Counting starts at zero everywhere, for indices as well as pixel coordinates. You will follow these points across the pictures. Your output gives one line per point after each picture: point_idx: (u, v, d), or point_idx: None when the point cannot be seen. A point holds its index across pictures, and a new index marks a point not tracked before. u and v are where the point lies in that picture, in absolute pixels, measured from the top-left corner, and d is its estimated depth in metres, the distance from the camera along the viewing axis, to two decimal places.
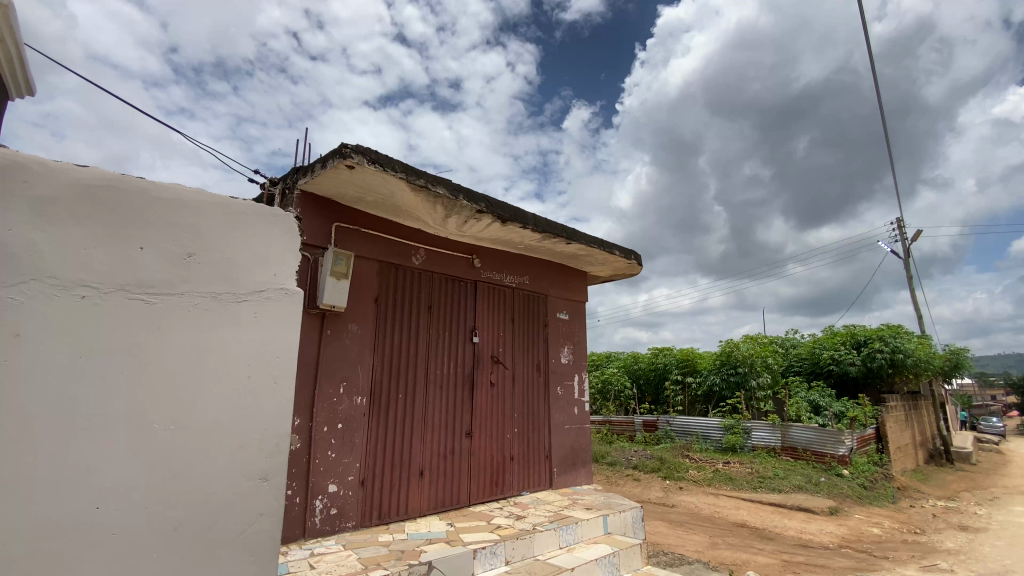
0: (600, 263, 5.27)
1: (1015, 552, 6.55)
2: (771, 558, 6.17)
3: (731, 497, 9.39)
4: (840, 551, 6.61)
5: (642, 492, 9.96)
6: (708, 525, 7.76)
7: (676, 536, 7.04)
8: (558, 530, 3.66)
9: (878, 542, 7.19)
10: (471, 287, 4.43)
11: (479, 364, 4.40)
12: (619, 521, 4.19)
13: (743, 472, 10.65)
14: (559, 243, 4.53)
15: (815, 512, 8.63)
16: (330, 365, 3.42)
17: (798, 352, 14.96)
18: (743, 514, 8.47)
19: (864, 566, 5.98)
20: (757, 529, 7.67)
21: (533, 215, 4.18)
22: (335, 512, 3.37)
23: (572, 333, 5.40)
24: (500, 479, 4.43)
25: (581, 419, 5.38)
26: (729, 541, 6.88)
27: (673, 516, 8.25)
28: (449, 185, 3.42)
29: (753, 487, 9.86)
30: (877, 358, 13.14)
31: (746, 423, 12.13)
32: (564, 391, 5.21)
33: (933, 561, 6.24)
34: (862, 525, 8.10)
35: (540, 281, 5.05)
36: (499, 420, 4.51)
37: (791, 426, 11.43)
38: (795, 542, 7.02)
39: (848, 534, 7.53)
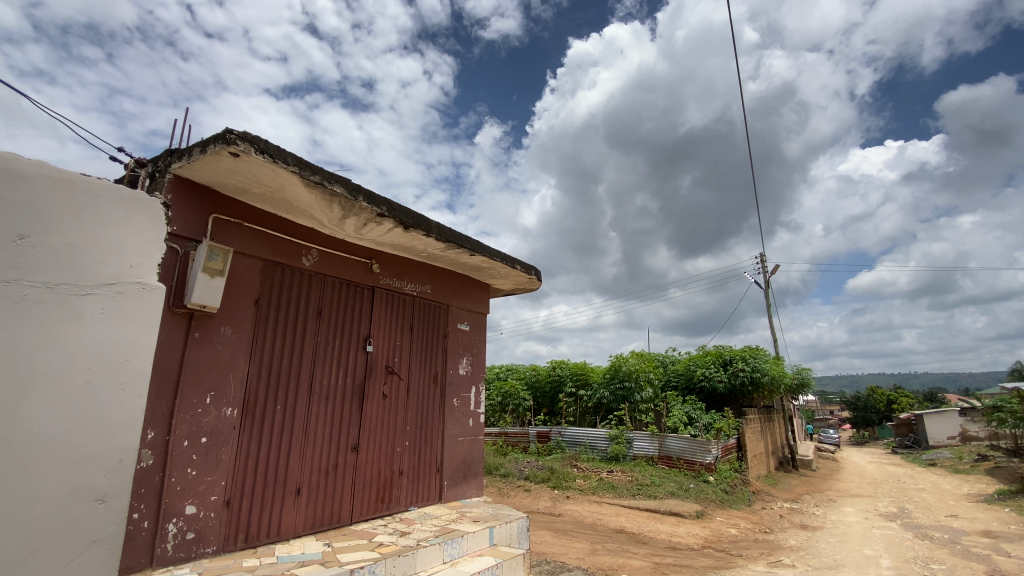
0: (503, 276, 5.35)
1: (841, 547, 7.67)
2: (644, 561, 6.60)
3: (613, 505, 9.93)
4: (703, 552, 7.27)
5: (531, 502, 10.17)
6: (590, 532, 8.12)
7: (561, 544, 7.27)
8: (443, 544, 3.59)
9: (734, 542, 8.03)
10: (367, 293, 4.26)
11: (371, 374, 4.23)
12: (505, 532, 4.22)
13: (624, 480, 11.33)
14: (462, 254, 4.52)
15: (683, 516, 9.41)
16: (196, 373, 3.06)
17: (676, 369, 16.37)
18: (623, 520, 8.98)
19: (722, 564, 6.63)
20: (633, 534, 8.19)
21: (438, 223, 4.13)
22: (192, 537, 3.00)
23: (471, 344, 5.39)
24: (386, 494, 4.26)
25: (475, 431, 5.36)
26: (609, 547, 7.24)
27: (559, 525, 8.53)
28: (348, 185, 3.27)
29: (632, 494, 10.52)
30: (740, 375, 14.76)
31: (629, 434, 12.94)
32: (460, 402, 5.17)
33: (777, 557, 7.08)
34: (722, 526, 8.99)
35: (442, 291, 4.99)
36: (389, 433, 4.34)
37: (667, 436, 12.43)
38: (665, 545, 7.58)
39: (710, 535, 8.31)
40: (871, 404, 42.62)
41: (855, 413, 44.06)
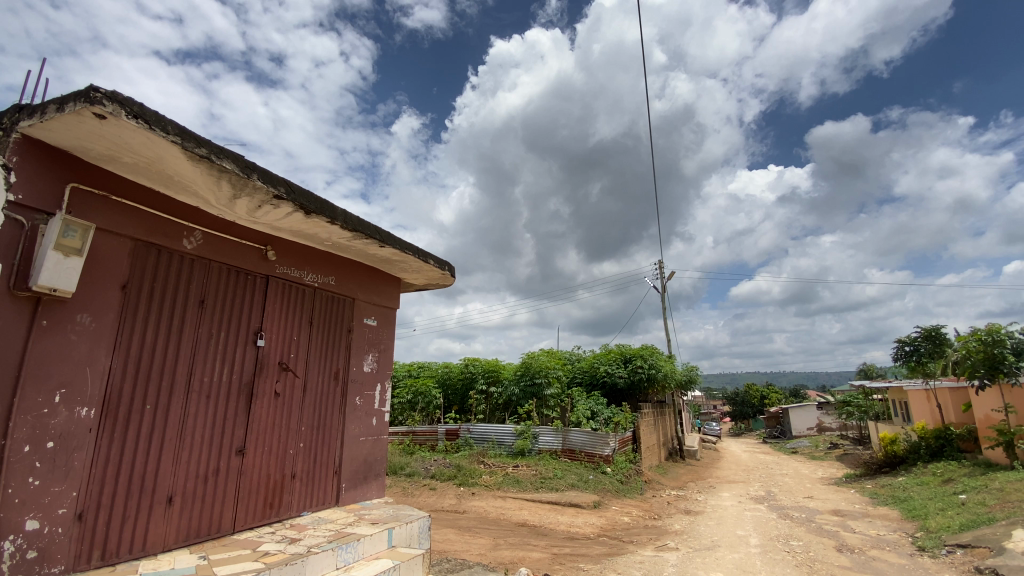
0: (414, 271, 5.21)
1: (717, 529, 8.49)
2: (544, 553, 6.80)
3: (517, 499, 10.13)
4: (598, 540, 7.67)
5: (436, 501, 10.04)
6: (492, 527, 8.20)
7: (463, 541, 7.26)
8: (336, 550, 3.42)
9: (626, 529, 8.55)
10: (261, 282, 3.93)
11: (262, 371, 3.91)
12: (405, 533, 4.12)
13: (528, 474, 11.62)
14: (370, 245, 4.32)
15: (582, 506, 9.86)
16: (42, 366, 2.62)
17: (581, 366, 17.12)
18: (525, 513, 9.19)
19: (615, 551, 7.03)
20: (534, 527, 8.41)
21: (344, 211, 3.91)
22: (33, 556, 2.58)
23: (378, 340, 5.20)
24: (276, 499, 3.97)
25: (379, 430, 5.16)
26: (510, 541, 7.36)
27: (462, 522, 8.51)
28: (240, 162, 2.98)
29: (536, 488, 10.81)
30: (639, 372, 15.76)
31: (535, 429, 13.29)
32: (363, 401, 4.96)
33: (664, 541, 7.65)
34: (616, 515, 9.54)
35: (347, 283, 4.75)
36: (281, 433, 4.05)
37: (570, 431, 12.95)
38: (564, 536, 7.87)
39: (606, 524, 8.78)
40: (748, 399, 47.55)
41: (734, 407, 49.00)
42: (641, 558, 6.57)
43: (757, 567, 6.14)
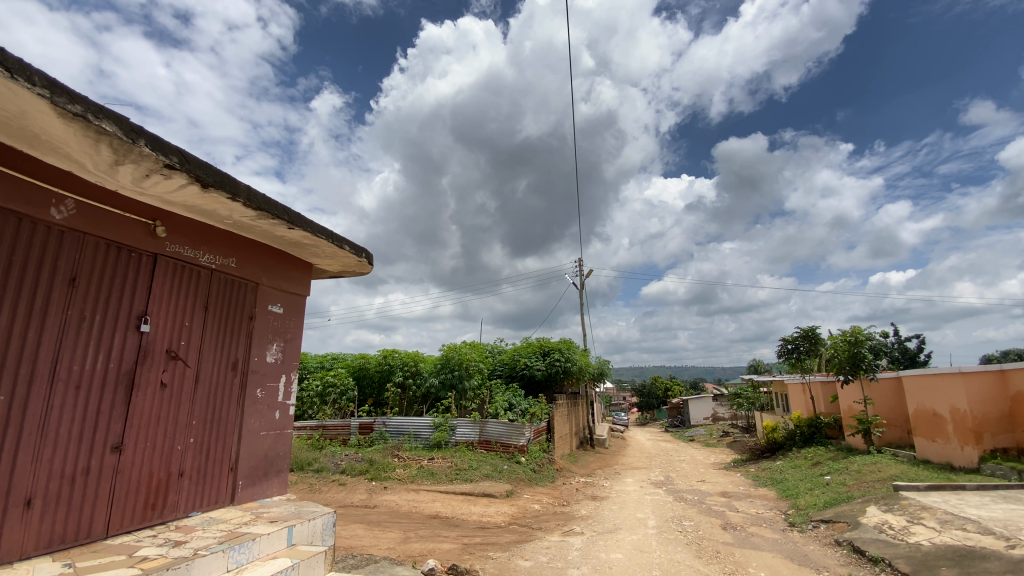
0: (327, 256, 4.97)
1: (620, 513, 9.03)
2: (453, 544, 6.83)
3: (430, 491, 10.06)
4: (508, 528, 7.85)
5: (346, 497, 9.69)
6: (404, 521, 8.08)
7: (372, 536, 7.09)
8: (227, 551, 3.19)
9: (536, 516, 8.83)
10: (147, 260, 3.55)
11: (145, 359, 3.53)
12: (307, 530, 3.94)
13: (443, 466, 11.58)
14: (278, 226, 4.05)
15: (494, 496, 10.03)
16: None
17: (502, 359, 17.36)
18: (438, 505, 9.17)
19: (523, 538, 7.24)
20: (446, 518, 8.42)
21: (248, 187, 3.62)
22: None
23: (284, 328, 4.90)
24: (159, 500, 3.62)
25: (282, 424, 4.87)
26: (421, 534, 7.30)
27: (372, 517, 8.30)
28: (123, 125, 2.65)
29: (450, 480, 10.82)
30: (556, 365, 16.27)
31: (452, 421, 13.27)
32: (265, 394, 4.66)
33: (570, 526, 8.01)
34: (527, 503, 9.81)
35: (250, 266, 4.42)
36: (167, 428, 3.69)
37: (487, 422, 13.08)
38: (475, 526, 7.95)
39: (516, 512, 9.00)
40: (654, 391, 50.89)
41: (642, 398, 52.52)
42: (548, 544, 6.82)
43: (653, 547, 6.62)
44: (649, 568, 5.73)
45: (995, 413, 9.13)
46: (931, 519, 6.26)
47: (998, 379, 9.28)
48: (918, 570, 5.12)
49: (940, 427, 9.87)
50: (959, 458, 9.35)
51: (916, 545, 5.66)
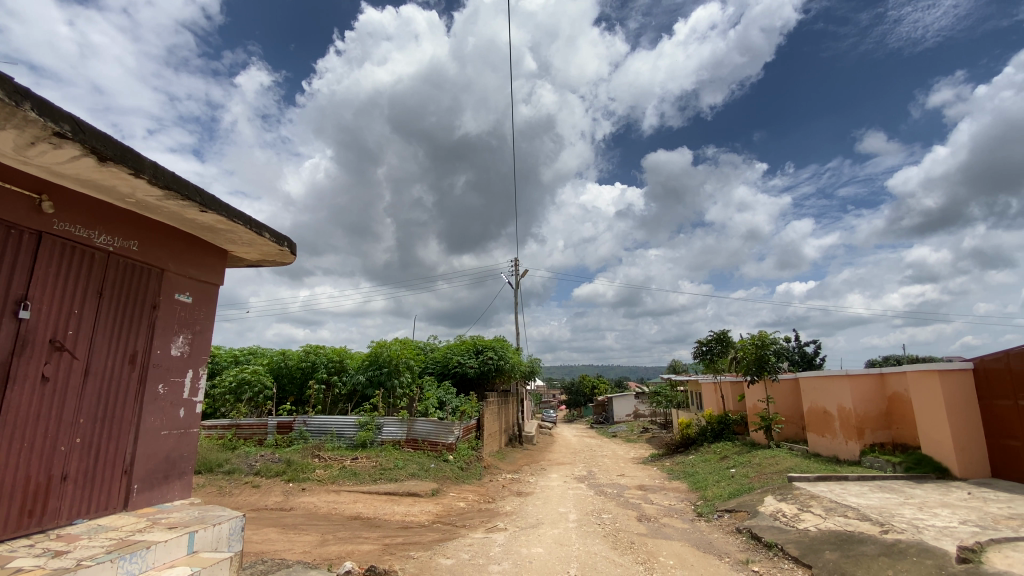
0: (245, 243, 4.68)
1: (543, 508, 9.25)
2: (374, 545, 6.66)
3: (352, 492, 9.73)
4: (431, 527, 7.78)
5: (259, 499, 9.15)
6: (321, 523, 7.76)
7: (286, 540, 6.75)
8: (117, 561, 2.90)
9: (460, 514, 8.82)
10: (30, 239, 3.15)
11: (24, 350, 3.13)
12: (211, 536, 3.68)
13: (367, 466, 11.26)
14: (189, 208, 3.75)
15: (419, 495, 9.91)
16: None
17: (434, 357, 17.17)
18: (359, 506, 8.90)
19: (446, 536, 7.21)
20: (367, 519, 8.19)
21: (154, 164, 3.32)
22: None
23: (192, 320, 4.54)
24: (37, 506, 3.23)
25: (187, 423, 4.51)
26: (340, 536, 7.06)
27: (287, 520, 7.91)
28: (5, 84, 2.34)
29: (374, 479, 10.55)
30: (489, 363, 16.36)
31: (379, 420, 12.93)
32: (168, 389, 4.29)
33: (494, 522, 8.09)
34: (452, 501, 9.78)
35: (154, 250, 4.05)
36: (49, 426, 3.30)
37: (415, 420, 12.88)
38: (398, 526, 7.82)
39: (441, 511, 8.94)
40: (582, 389, 52.81)
41: (570, 396, 54.17)
42: (470, 541, 6.84)
43: (572, 540, 6.84)
44: (568, 561, 5.90)
45: (874, 411, 10.24)
46: (818, 506, 6.95)
47: (878, 381, 10.41)
48: (805, 554, 5.68)
49: (829, 424, 11.00)
50: (844, 451, 10.46)
51: (804, 531, 6.26)
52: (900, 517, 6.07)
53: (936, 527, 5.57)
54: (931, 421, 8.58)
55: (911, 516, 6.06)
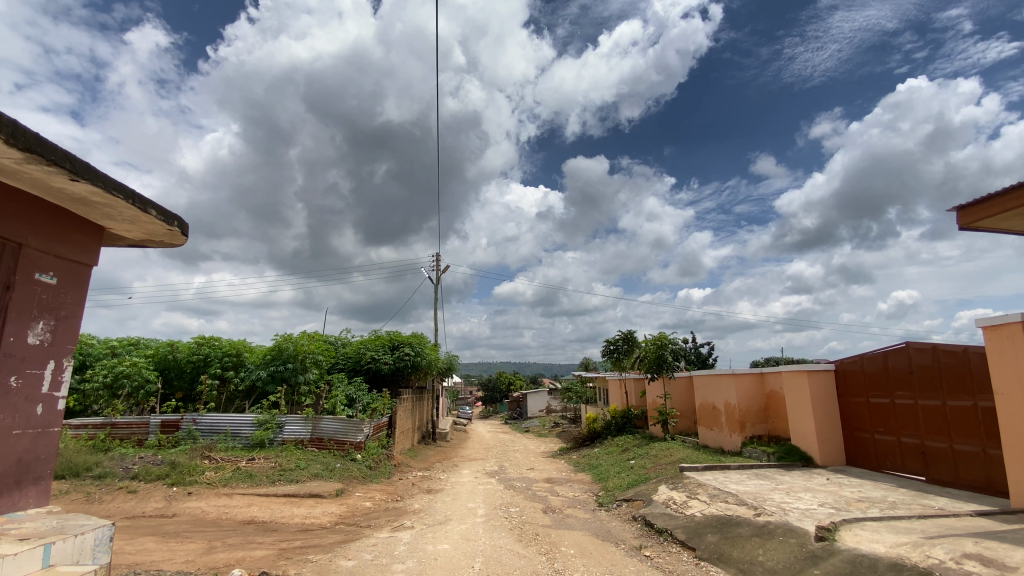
0: (126, 221, 4.18)
1: (451, 505, 9.23)
2: (268, 550, 6.26)
3: (246, 495, 9.06)
4: (334, 529, 7.46)
5: (136, 506, 8.22)
6: (209, 530, 7.14)
7: (165, 549, 6.13)
8: None
9: (365, 514, 8.55)
10: None
11: None
12: (71, 548, 3.24)
13: (265, 467, 10.54)
14: (59, 177, 3.29)
15: (322, 496, 9.45)
16: None
17: (346, 352, 16.48)
18: (253, 510, 8.30)
19: (349, 537, 6.95)
20: (262, 523, 7.66)
21: (13, 122, 2.86)
22: None
23: (57, 304, 3.96)
24: None
25: (46, 421, 3.93)
26: (229, 542, 6.54)
27: (169, 528, 7.18)
28: None
29: (272, 481, 9.90)
30: (404, 359, 16.01)
31: (280, 418, 12.14)
32: (22, 383, 3.71)
33: (400, 521, 7.94)
34: (357, 501, 9.44)
35: (10, 223, 3.50)
36: None
37: (321, 418, 12.27)
38: (296, 529, 7.39)
39: (344, 512, 8.60)
40: (498, 385, 53.50)
41: (486, 392, 54.58)
42: (374, 541, 6.66)
43: (479, 534, 6.91)
44: (473, 555, 5.94)
45: (754, 406, 11.40)
46: (704, 494, 7.60)
47: (758, 380, 11.60)
48: (691, 537, 6.21)
49: (717, 418, 12.10)
50: (728, 443, 11.55)
51: (691, 516, 6.83)
52: (771, 501, 6.82)
53: (799, 509, 6.33)
54: (800, 415, 9.73)
55: (780, 501, 6.83)
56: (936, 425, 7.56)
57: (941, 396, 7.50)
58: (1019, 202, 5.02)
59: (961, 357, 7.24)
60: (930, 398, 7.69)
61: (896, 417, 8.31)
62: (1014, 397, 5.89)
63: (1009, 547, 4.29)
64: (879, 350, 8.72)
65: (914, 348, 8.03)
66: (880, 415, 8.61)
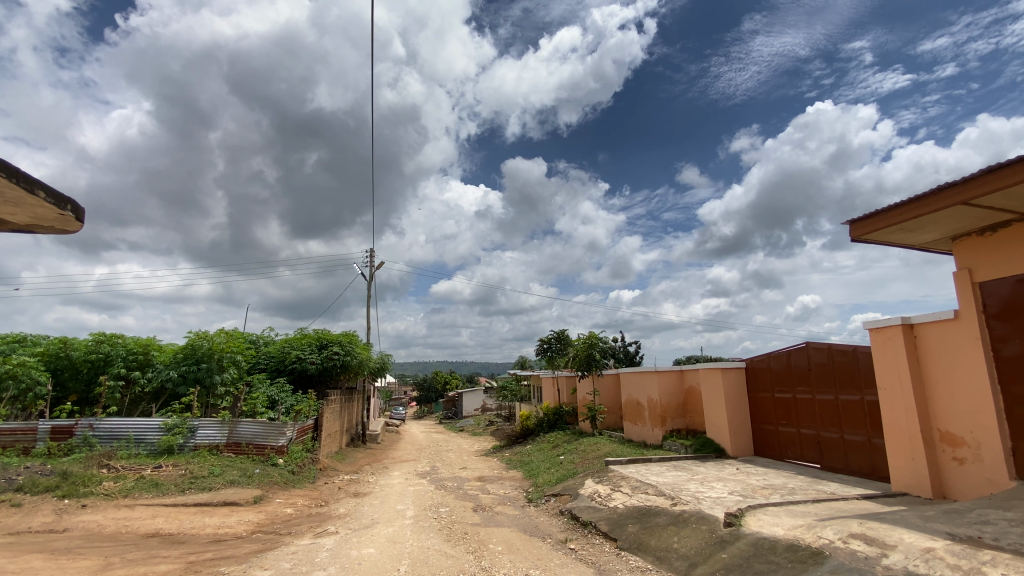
0: (9, 203, 3.69)
1: (379, 507, 8.99)
2: (174, 563, 5.79)
3: (151, 506, 8.32)
4: (250, 538, 7.04)
5: (17, 522, 7.29)
6: (106, 544, 6.49)
7: (52, 568, 5.49)
8: None
9: (286, 521, 8.13)
10: None
11: None
12: None
13: (173, 475, 9.73)
14: None
15: (238, 504, 8.87)
16: None
17: (268, 351, 15.60)
18: (159, 521, 7.64)
19: (267, 546, 6.58)
20: (169, 536, 7.07)
21: None
22: None
23: None
24: None
25: None
26: (129, 557, 5.97)
27: (57, 544, 6.45)
28: None
29: (181, 490, 9.17)
30: (332, 359, 15.40)
31: (192, 422, 11.26)
32: None
33: (324, 527, 7.64)
34: (277, 508, 8.95)
35: None
36: None
37: (239, 422, 11.52)
38: (207, 540, 6.89)
39: (263, 519, 8.14)
40: (433, 384, 52.92)
41: (421, 392, 53.83)
42: (294, 548, 6.35)
43: (406, 536, 6.79)
44: (399, 558, 5.84)
45: (675, 402, 12.07)
46: (626, 486, 7.95)
47: (679, 377, 12.29)
48: (613, 529, 6.47)
49: (641, 413, 12.69)
50: (651, 436, 12.15)
51: (615, 508, 7.12)
52: (687, 491, 7.25)
53: (711, 497, 6.78)
54: (714, 409, 10.43)
55: (695, 490, 7.27)
56: (830, 417, 8.37)
57: (835, 391, 8.32)
58: (899, 218, 5.69)
59: (851, 356, 8.07)
60: (825, 393, 8.50)
61: (796, 411, 9.11)
62: (895, 393, 6.65)
63: (886, 526, 4.83)
64: (783, 349, 9.53)
65: (813, 347, 8.85)
66: (783, 409, 9.41)
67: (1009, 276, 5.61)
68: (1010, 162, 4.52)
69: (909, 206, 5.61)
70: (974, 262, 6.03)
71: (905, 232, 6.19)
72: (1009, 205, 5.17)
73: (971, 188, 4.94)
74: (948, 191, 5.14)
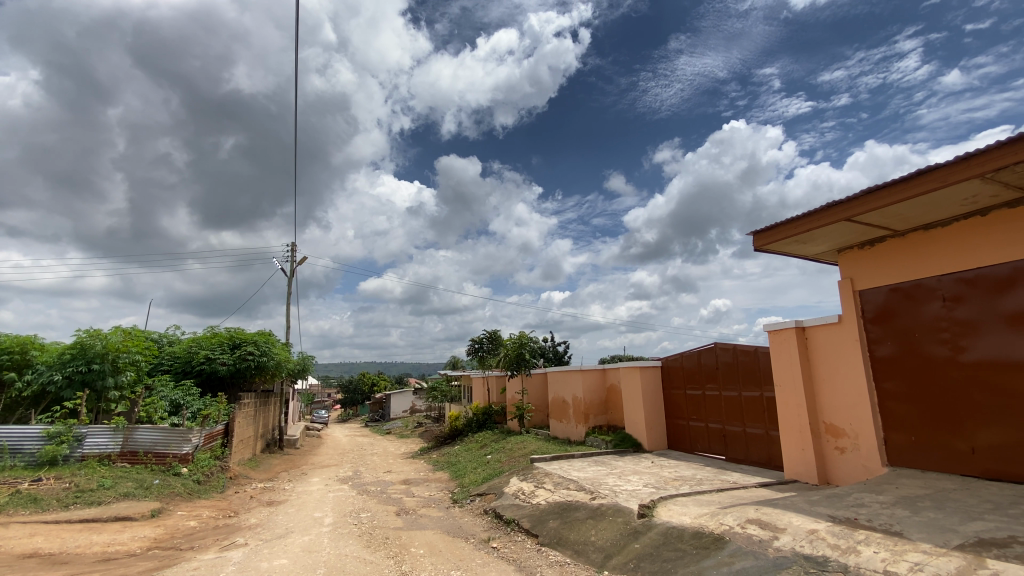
0: None
1: (296, 516, 8.53)
2: None
3: (26, 524, 7.33)
4: (145, 555, 6.40)
5: None
6: None
7: None
8: None
9: (188, 535, 7.48)
10: None
11: None
12: None
13: (55, 489, 8.64)
14: None
15: (132, 519, 8.04)
16: None
17: (172, 351, 14.30)
18: (36, 541, 6.75)
19: (165, 563, 6.02)
20: (48, 556, 6.26)
21: None
22: None
23: None
24: None
25: None
26: None
27: None
28: None
29: (64, 505, 8.17)
30: (246, 359, 14.44)
31: (80, 429, 9.99)
32: None
33: (232, 539, 7.11)
34: (179, 521, 8.22)
35: None
36: None
37: (136, 428, 10.47)
38: (93, 560, 6.18)
39: (162, 534, 7.44)
40: (359, 386, 51.09)
41: (346, 394, 51.76)
42: (196, 564, 5.85)
43: (323, 545, 6.49)
44: (315, 567, 5.57)
45: (597, 399, 12.52)
46: (549, 482, 8.13)
47: (602, 375, 12.77)
48: (534, 525, 6.60)
49: (566, 410, 13.05)
50: (574, 433, 12.54)
51: (537, 505, 7.26)
52: (605, 485, 7.56)
53: (626, 490, 7.11)
54: (632, 406, 10.97)
55: (613, 484, 7.59)
56: (734, 412, 9.08)
57: (738, 388, 9.03)
58: (796, 230, 6.28)
59: (753, 356, 8.80)
60: (730, 390, 9.20)
61: (705, 407, 9.78)
62: (789, 390, 7.32)
63: (778, 511, 5.31)
64: (694, 349, 10.20)
65: (720, 347, 9.54)
66: (694, 405, 10.06)
67: (884, 285, 6.36)
68: (889, 184, 5.13)
69: (804, 220, 6.20)
70: (855, 272, 6.78)
71: (799, 244, 6.85)
72: (886, 222, 5.85)
73: (854, 206, 5.56)
74: (837, 208, 5.73)
